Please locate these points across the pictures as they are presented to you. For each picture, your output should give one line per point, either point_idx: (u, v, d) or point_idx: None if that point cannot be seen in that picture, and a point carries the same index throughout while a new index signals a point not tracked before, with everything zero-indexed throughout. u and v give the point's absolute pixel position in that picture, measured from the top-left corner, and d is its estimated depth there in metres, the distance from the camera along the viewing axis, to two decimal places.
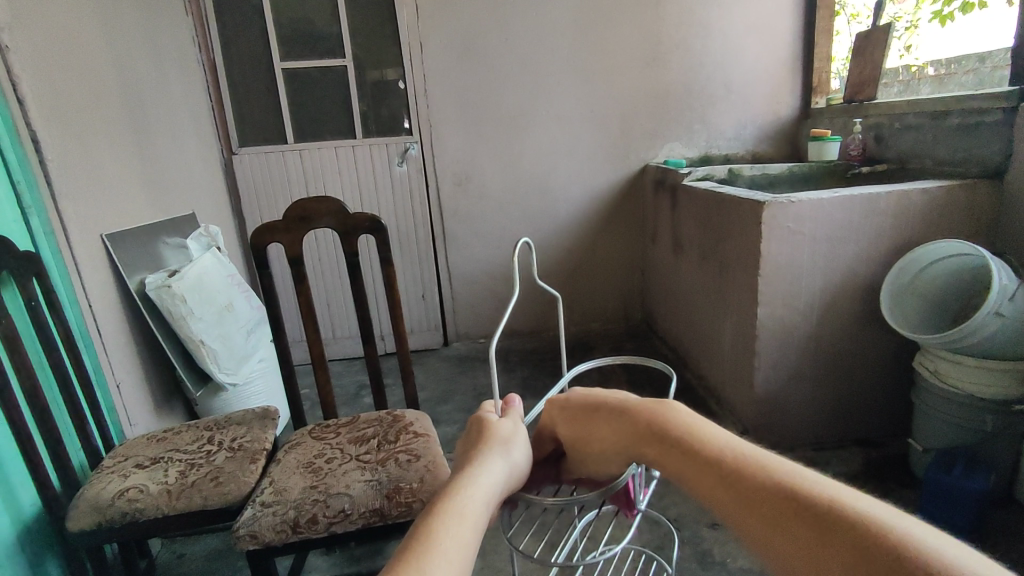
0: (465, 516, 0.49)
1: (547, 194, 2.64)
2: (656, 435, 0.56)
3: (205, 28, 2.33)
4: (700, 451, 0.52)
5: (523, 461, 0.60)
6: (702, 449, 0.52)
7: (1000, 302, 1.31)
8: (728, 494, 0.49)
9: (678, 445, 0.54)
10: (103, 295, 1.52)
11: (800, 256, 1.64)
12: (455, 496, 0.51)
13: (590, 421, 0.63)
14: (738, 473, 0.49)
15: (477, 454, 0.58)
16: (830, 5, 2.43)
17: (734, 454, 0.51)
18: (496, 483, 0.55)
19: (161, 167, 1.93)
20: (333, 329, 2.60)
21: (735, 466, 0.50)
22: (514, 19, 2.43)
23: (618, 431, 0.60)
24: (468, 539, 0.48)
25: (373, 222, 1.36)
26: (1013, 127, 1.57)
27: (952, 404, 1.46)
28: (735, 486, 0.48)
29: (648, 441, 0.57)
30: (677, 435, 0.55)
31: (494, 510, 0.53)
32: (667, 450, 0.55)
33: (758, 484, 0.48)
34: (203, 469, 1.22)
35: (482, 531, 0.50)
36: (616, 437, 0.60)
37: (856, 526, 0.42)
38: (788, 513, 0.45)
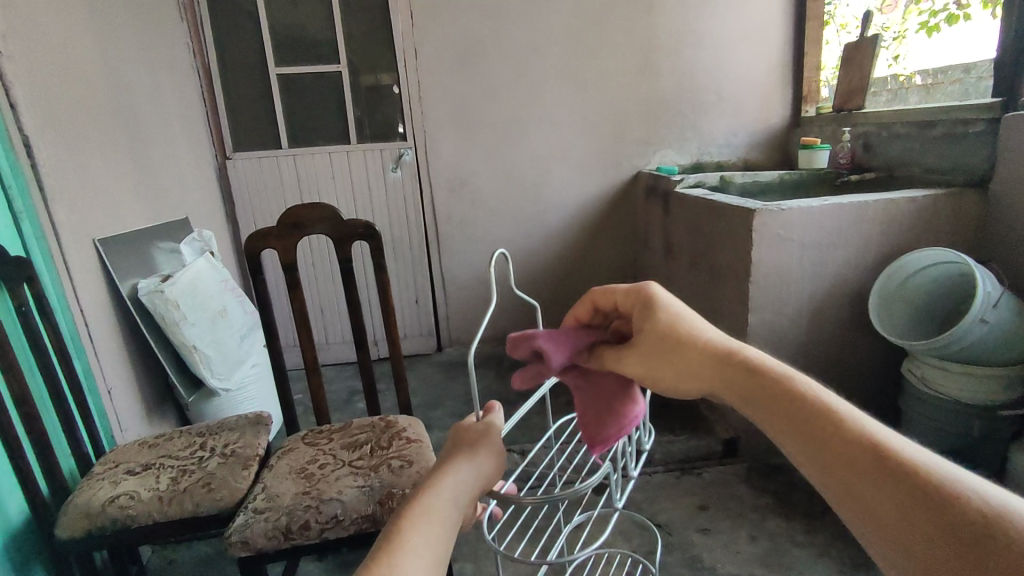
0: (433, 513, 0.51)
1: (540, 200, 2.66)
2: (726, 367, 0.55)
3: (199, 34, 2.33)
4: (771, 382, 0.51)
5: (493, 468, 0.61)
6: (770, 378, 0.51)
7: (984, 310, 1.33)
8: (790, 424, 0.48)
9: (745, 376, 0.53)
10: (95, 301, 1.51)
11: (790, 264, 1.66)
12: (426, 495, 0.53)
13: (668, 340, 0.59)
14: (806, 406, 0.48)
15: (451, 458, 0.60)
16: (820, 15, 2.46)
17: (803, 388, 0.49)
18: (467, 482, 0.57)
19: (154, 172, 1.93)
20: (326, 334, 2.60)
21: (801, 401, 0.48)
22: (507, 26, 2.45)
23: (697, 360, 0.57)
24: (437, 532, 0.49)
25: (367, 228, 1.36)
26: (997, 137, 1.60)
27: (938, 409, 1.48)
28: (798, 418, 0.48)
29: (718, 372, 0.55)
30: (749, 367, 0.53)
31: (463, 511, 0.55)
32: (734, 380, 0.54)
33: (825, 419, 0.46)
34: (195, 475, 1.22)
35: (452, 528, 0.51)
36: (695, 361, 0.57)
37: (920, 475, 0.41)
38: (850, 452, 0.44)
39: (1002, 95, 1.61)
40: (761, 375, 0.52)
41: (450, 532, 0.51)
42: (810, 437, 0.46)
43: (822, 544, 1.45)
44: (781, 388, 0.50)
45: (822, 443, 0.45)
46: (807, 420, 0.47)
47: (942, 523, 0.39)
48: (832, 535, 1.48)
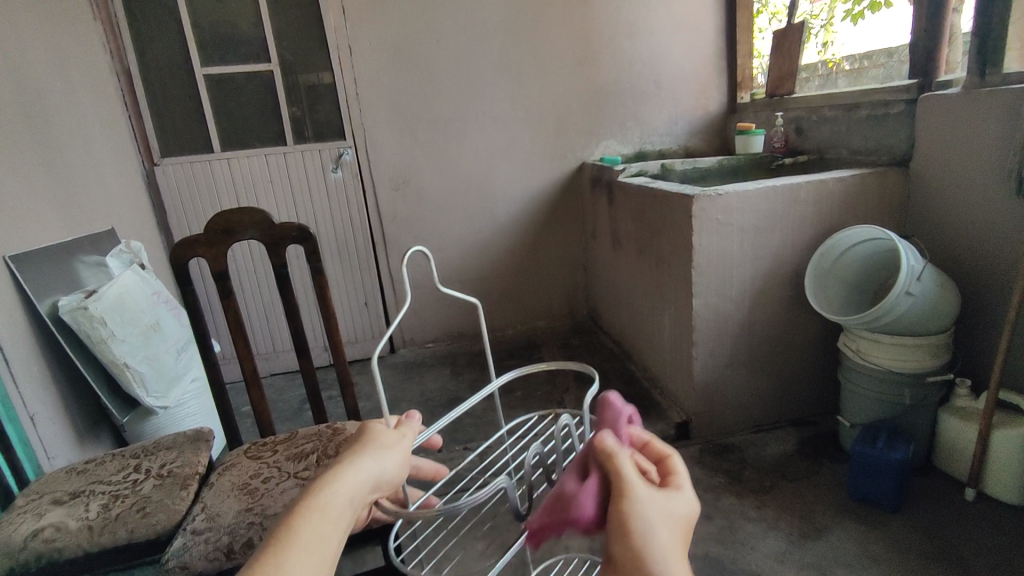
0: (328, 512, 0.53)
1: (487, 195, 2.64)
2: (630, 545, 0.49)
3: (116, 33, 2.20)
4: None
5: (393, 471, 0.63)
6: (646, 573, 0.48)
7: (909, 282, 1.39)
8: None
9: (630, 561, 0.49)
10: (10, 322, 1.41)
11: (730, 248, 1.69)
12: (326, 490, 0.54)
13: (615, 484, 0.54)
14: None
15: (359, 450, 0.61)
16: (749, 4, 2.53)
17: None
18: (365, 479, 0.59)
19: (72, 183, 1.81)
20: (272, 343, 2.52)
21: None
22: (443, 19, 2.41)
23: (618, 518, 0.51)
24: (332, 531, 0.53)
25: (301, 231, 1.31)
26: (915, 116, 1.68)
27: (874, 379, 1.55)
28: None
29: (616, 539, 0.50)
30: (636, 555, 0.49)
31: (356, 509, 0.57)
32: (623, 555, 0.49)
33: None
34: (129, 500, 1.16)
35: (347, 525, 0.55)
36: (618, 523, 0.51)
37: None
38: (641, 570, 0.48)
39: (917, 77, 1.70)
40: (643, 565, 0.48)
41: (341, 530, 0.54)
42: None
43: (771, 518, 1.50)
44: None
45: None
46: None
47: None
48: (780, 507, 1.53)
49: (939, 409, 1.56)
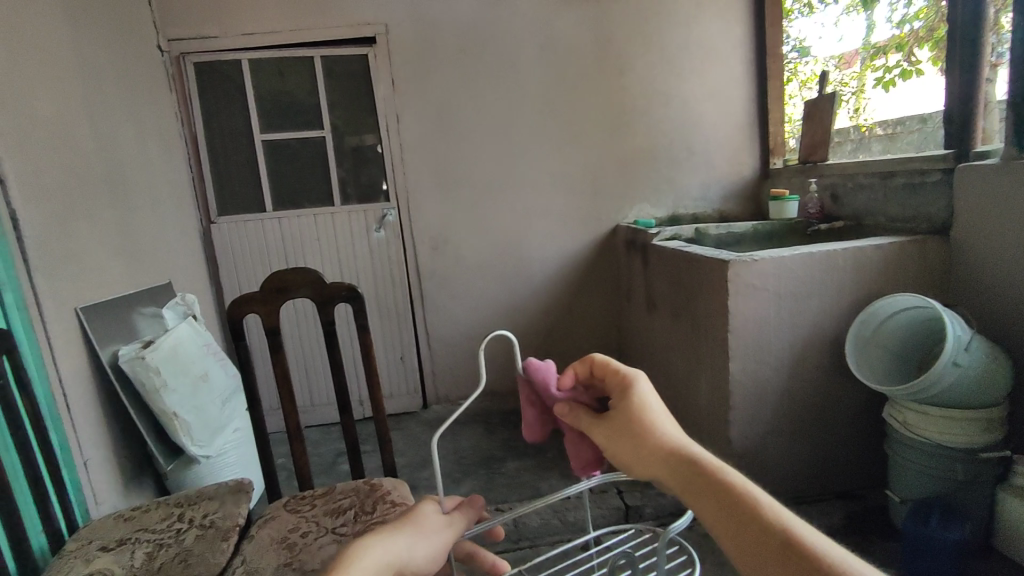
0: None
1: (523, 255, 2.70)
2: (703, 479, 0.57)
3: (187, 104, 2.41)
4: (736, 503, 0.53)
5: (421, 560, 0.63)
6: (737, 498, 0.54)
7: (956, 353, 1.37)
8: (736, 527, 0.52)
9: (711, 492, 0.56)
10: (75, 370, 1.50)
11: (767, 313, 1.69)
12: (352, 561, 0.55)
13: (665, 442, 0.62)
14: (771, 527, 0.51)
15: (397, 530, 0.63)
16: (780, 75, 2.62)
17: (777, 521, 0.51)
18: (392, 558, 0.59)
19: (139, 239, 1.95)
20: (310, 395, 2.57)
21: (763, 518, 0.52)
22: (486, 91, 2.56)
23: (687, 466, 0.59)
24: None
25: (350, 291, 1.38)
26: (953, 186, 1.70)
27: (923, 453, 1.49)
28: (754, 534, 0.51)
29: (690, 485, 0.58)
30: (716, 484, 0.56)
31: None
32: (704, 488, 0.56)
33: (793, 545, 0.49)
34: (172, 550, 1.18)
35: None
36: (681, 473, 0.59)
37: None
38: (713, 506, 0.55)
39: (953, 147, 1.72)
40: (724, 490, 0.55)
41: None
42: (747, 550, 0.51)
43: None
44: (738, 498, 0.54)
45: (760, 560, 0.50)
46: (756, 541, 0.51)
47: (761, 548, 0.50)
48: None
49: (996, 486, 1.49)
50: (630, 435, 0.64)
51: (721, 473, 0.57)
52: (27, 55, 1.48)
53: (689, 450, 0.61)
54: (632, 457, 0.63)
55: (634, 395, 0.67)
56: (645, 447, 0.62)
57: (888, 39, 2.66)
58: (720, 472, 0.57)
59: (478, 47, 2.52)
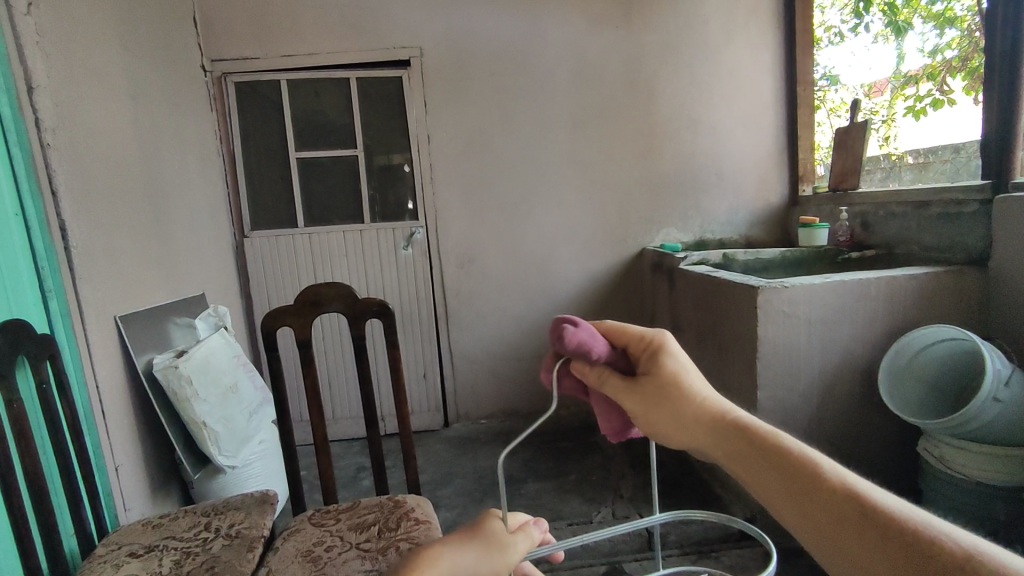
0: None
1: (548, 275, 2.71)
2: (761, 453, 0.56)
3: (226, 121, 2.49)
4: (788, 465, 0.54)
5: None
6: (797, 467, 0.53)
7: (995, 388, 1.34)
8: (802, 500, 0.52)
9: (768, 464, 0.55)
10: (111, 376, 1.54)
11: (797, 340, 1.67)
12: None
13: (703, 414, 0.61)
14: (840, 497, 0.50)
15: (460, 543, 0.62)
16: (811, 102, 2.62)
17: (842, 484, 0.51)
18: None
19: (176, 250, 2.00)
20: (334, 410, 2.59)
21: (831, 486, 0.51)
22: (515, 113, 2.60)
23: (738, 436, 0.58)
24: None
25: (381, 306, 1.40)
26: (990, 217, 1.67)
27: (959, 490, 1.44)
28: (824, 504, 0.50)
29: (745, 456, 0.57)
30: (774, 455, 0.55)
31: None
32: (760, 460, 0.56)
33: (863, 508, 0.49)
34: (199, 558, 1.19)
35: None
36: (730, 443, 0.59)
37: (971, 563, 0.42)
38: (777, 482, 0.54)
39: (990, 178, 1.70)
40: (784, 459, 0.54)
41: None
42: (815, 519, 0.51)
43: None
44: (801, 468, 0.53)
45: (830, 530, 0.50)
46: (829, 510, 0.50)
47: (840, 524, 0.49)
48: None
49: None
50: (673, 407, 0.63)
51: (775, 441, 0.56)
52: (82, 73, 1.56)
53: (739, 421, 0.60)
54: (673, 431, 0.62)
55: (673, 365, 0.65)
56: (690, 421, 0.62)
57: (919, 67, 2.63)
58: (775, 442, 0.56)
59: (509, 71, 2.57)
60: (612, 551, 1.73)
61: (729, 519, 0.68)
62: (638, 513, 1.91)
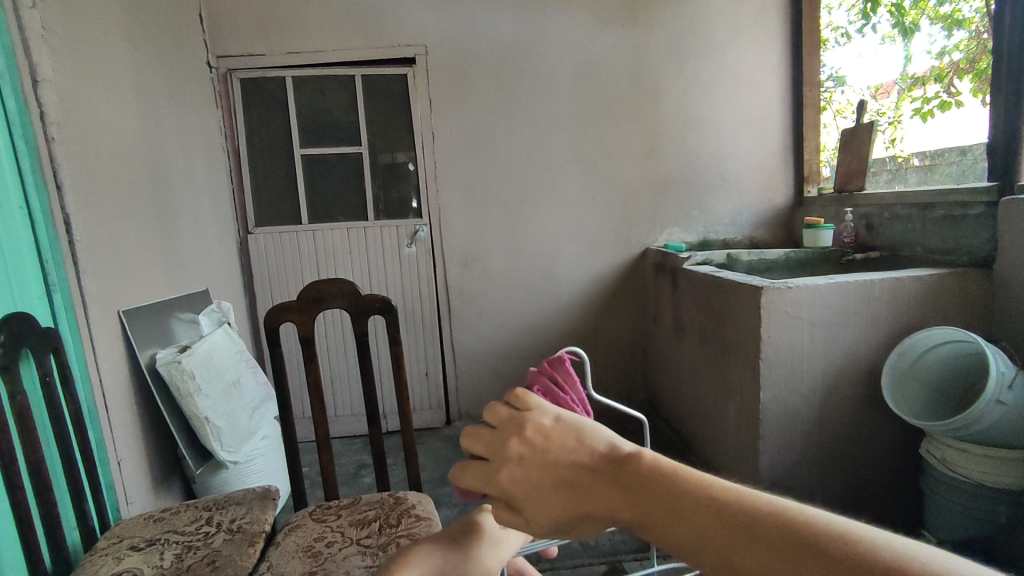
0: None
1: (551, 274, 2.71)
2: (662, 507, 0.35)
3: (231, 118, 2.50)
4: (680, 497, 0.34)
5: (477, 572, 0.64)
6: (719, 515, 0.33)
7: (1000, 390, 1.33)
8: (740, 569, 0.32)
9: (680, 524, 0.34)
10: (114, 370, 1.54)
11: (800, 341, 1.66)
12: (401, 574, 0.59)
13: (569, 463, 0.40)
14: (781, 537, 0.31)
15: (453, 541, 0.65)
16: (816, 103, 2.61)
17: (750, 503, 0.33)
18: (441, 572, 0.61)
19: (180, 246, 2.01)
20: (336, 407, 2.60)
21: (766, 524, 0.32)
22: (520, 111, 2.60)
23: (628, 485, 0.37)
24: None
25: (384, 303, 1.40)
26: (996, 219, 1.67)
27: (963, 493, 1.43)
28: (769, 562, 0.31)
29: (645, 517, 0.35)
30: (673, 495, 0.35)
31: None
32: (666, 520, 0.34)
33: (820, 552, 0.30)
34: (200, 552, 1.20)
35: None
36: (606, 489, 0.38)
37: None
38: (679, 531, 0.34)
39: (997, 180, 1.69)
40: (698, 505, 0.34)
41: None
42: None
43: None
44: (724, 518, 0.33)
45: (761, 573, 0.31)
46: (781, 573, 0.30)
47: (767, 559, 0.31)
48: None
49: None
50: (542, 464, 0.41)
51: (676, 477, 0.36)
52: (88, 68, 1.56)
53: (624, 461, 0.38)
54: (563, 515, 0.39)
55: (525, 410, 0.45)
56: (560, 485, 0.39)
57: (927, 69, 2.63)
58: (672, 483, 0.35)
59: (514, 70, 2.57)
60: (611, 551, 1.72)
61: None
62: None
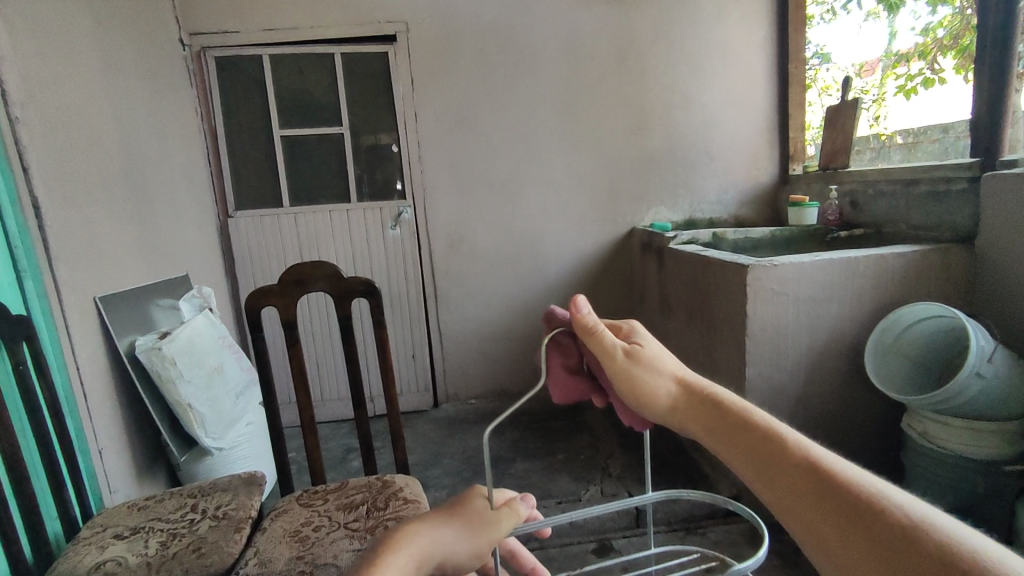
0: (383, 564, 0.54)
1: (537, 256, 2.70)
2: (749, 441, 0.53)
3: (207, 99, 2.43)
4: (767, 442, 0.52)
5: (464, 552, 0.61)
6: (788, 460, 0.49)
7: (979, 364, 1.35)
8: (789, 496, 0.48)
9: (759, 451, 0.51)
10: (92, 357, 1.51)
11: (785, 318, 1.67)
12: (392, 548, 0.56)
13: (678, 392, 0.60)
14: (827, 486, 0.46)
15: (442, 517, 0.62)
16: (802, 80, 2.60)
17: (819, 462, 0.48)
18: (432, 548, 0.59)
19: (157, 229, 1.96)
20: (322, 391, 2.58)
21: (818, 476, 0.47)
22: (505, 90, 2.56)
23: (718, 419, 0.57)
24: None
25: (367, 285, 1.38)
26: (978, 195, 1.67)
27: (941, 465, 1.46)
28: (813, 501, 0.46)
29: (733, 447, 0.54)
30: (763, 436, 0.52)
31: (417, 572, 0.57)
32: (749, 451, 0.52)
33: (848, 500, 0.44)
34: (185, 540, 1.18)
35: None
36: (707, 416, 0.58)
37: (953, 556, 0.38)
38: (757, 457, 0.51)
39: (980, 155, 1.69)
40: (774, 451, 0.50)
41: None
42: (801, 514, 0.47)
43: None
44: (787, 465, 0.49)
45: (801, 503, 0.47)
46: (813, 504, 0.46)
47: (809, 496, 0.46)
48: None
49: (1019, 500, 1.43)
50: (648, 381, 0.60)
51: (763, 426, 0.53)
52: (52, 47, 1.50)
53: (726, 407, 0.57)
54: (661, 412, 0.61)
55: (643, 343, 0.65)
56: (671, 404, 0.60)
57: (911, 46, 2.62)
58: (765, 427, 0.53)
59: (497, 47, 2.52)
60: (599, 529, 1.74)
61: (725, 500, 0.66)
62: (626, 490, 1.93)
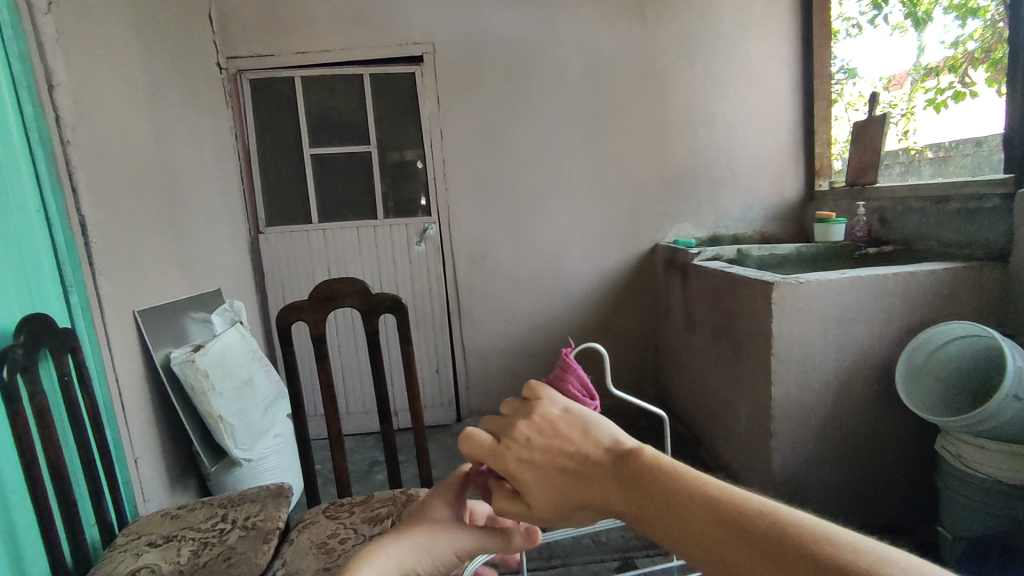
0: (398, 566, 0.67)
1: (560, 271, 2.71)
2: (653, 492, 0.47)
3: (241, 118, 2.52)
4: (671, 489, 0.46)
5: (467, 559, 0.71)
6: (697, 503, 0.44)
7: (1017, 386, 1.31)
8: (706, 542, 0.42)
9: (662, 505, 0.46)
10: (131, 369, 1.57)
11: (812, 337, 1.65)
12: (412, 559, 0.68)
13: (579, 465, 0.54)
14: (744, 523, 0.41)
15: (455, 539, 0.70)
16: (828, 96, 2.58)
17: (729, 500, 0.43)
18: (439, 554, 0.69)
19: (192, 244, 2.02)
20: (347, 404, 2.62)
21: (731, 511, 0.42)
22: (528, 107, 2.59)
23: (615, 481, 0.50)
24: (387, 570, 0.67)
25: (394, 302, 1.41)
26: (1011, 214, 1.63)
27: (977, 489, 1.42)
28: (742, 551, 0.40)
29: (645, 507, 0.47)
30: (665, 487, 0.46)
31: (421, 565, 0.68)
32: (653, 505, 0.46)
33: (772, 534, 0.40)
34: (216, 549, 1.21)
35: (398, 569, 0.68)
36: (606, 482, 0.51)
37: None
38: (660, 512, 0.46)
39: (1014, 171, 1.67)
40: (691, 503, 0.44)
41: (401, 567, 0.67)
42: (725, 560, 0.41)
43: None
44: (700, 512, 0.43)
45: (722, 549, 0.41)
46: (743, 552, 0.40)
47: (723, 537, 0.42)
48: None
49: None
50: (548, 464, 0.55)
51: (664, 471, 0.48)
52: (100, 71, 1.58)
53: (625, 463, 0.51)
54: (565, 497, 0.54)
55: (537, 401, 0.59)
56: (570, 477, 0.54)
57: (940, 59, 2.58)
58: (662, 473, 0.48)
59: (522, 65, 2.57)
60: (623, 547, 1.72)
61: None
62: None
